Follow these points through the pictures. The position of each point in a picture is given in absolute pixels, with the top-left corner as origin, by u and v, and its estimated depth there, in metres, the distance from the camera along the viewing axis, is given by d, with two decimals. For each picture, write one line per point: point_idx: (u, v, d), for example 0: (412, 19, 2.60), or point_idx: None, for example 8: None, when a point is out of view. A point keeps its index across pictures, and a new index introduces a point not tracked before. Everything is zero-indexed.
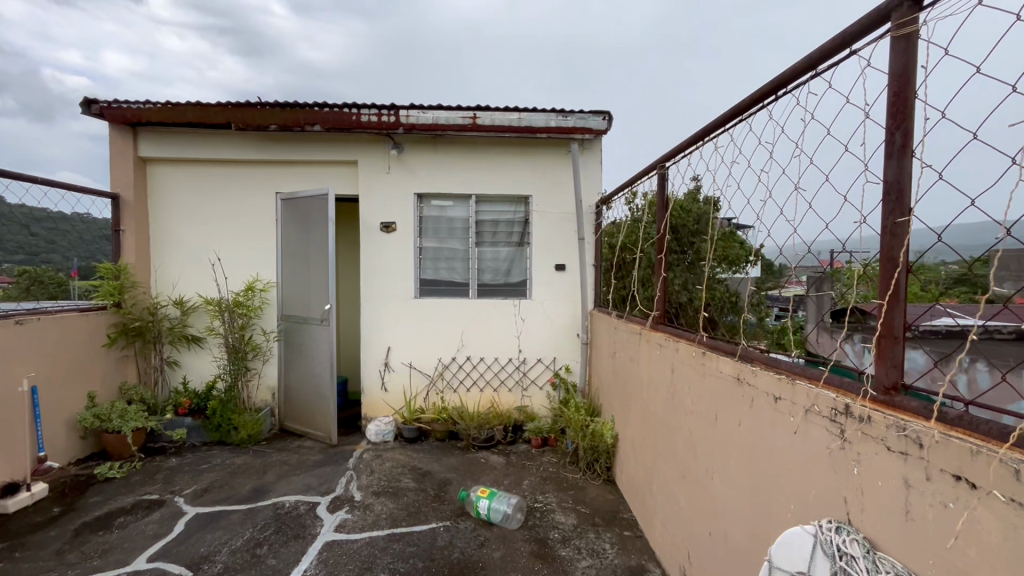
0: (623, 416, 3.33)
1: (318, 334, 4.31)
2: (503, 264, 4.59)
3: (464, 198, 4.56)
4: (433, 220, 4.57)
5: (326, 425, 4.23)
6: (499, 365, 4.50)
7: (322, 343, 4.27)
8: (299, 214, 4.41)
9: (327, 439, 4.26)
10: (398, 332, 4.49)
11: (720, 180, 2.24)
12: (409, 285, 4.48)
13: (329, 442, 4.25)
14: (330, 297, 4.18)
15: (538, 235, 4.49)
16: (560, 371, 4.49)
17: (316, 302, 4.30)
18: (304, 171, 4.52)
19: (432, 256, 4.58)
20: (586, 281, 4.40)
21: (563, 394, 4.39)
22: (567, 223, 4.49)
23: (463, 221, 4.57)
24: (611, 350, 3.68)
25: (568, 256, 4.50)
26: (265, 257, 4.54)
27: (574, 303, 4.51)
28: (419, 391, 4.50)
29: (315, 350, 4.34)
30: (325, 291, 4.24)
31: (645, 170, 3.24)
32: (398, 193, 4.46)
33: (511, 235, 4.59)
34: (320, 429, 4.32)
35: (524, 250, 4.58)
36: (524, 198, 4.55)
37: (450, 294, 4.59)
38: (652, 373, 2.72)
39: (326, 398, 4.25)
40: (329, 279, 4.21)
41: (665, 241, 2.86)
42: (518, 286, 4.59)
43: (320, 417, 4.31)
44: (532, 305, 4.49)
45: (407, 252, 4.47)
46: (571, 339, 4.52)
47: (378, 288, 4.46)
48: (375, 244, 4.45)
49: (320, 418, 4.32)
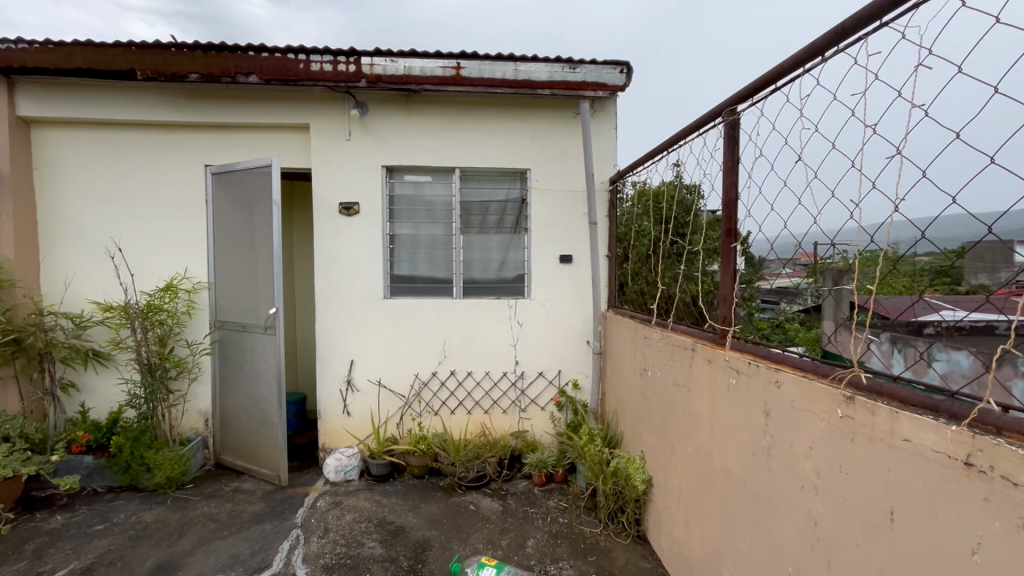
0: (663, 458, 2.48)
1: (261, 345, 3.40)
2: (491, 257, 3.70)
3: (445, 172, 3.64)
4: (407, 199, 3.65)
5: (276, 460, 3.35)
6: (491, 381, 3.62)
7: (272, 357, 3.38)
8: (237, 192, 3.47)
9: (277, 478, 3.37)
10: (363, 343, 3.57)
11: (854, 114, 1.36)
12: (378, 283, 3.57)
13: (279, 482, 3.35)
14: (274, 299, 3.31)
15: (539, 219, 3.61)
16: (567, 388, 3.64)
17: (261, 305, 3.39)
18: (241, 138, 3.54)
19: (408, 248, 3.67)
20: (599, 275, 3.53)
21: (571, 416, 3.56)
22: (575, 205, 3.61)
23: (444, 202, 3.67)
24: (638, 365, 2.85)
25: (577, 244, 3.62)
26: (193, 246, 3.56)
27: (583, 302, 3.64)
28: (391, 416, 3.60)
29: (256, 368, 3.43)
30: (272, 289, 3.34)
31: (690, 127, 2.32)
32: (362, 165, 3.53)
33: (503, 218, 3.70)
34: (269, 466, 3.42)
35: (522, 236, 3.69)
36: (522, 171, 3.66)
37: (429, 293, 3.69)
38: (724, 412, 1.87)
39: (273, 426, 3.36)
40: (276, 274, 3.30)
41: (733, 220, 1.99)
42: (511, 285, 3.70)
43: (266, 451, 3.42)
44: (532, 306, 3.62)
45: (370, 242, 3.55)
46: (581, 347, 3.65)
47: (341, 285, 3.54)
48: (334, 230, 3.52)
49: (265, 452, 3.43)
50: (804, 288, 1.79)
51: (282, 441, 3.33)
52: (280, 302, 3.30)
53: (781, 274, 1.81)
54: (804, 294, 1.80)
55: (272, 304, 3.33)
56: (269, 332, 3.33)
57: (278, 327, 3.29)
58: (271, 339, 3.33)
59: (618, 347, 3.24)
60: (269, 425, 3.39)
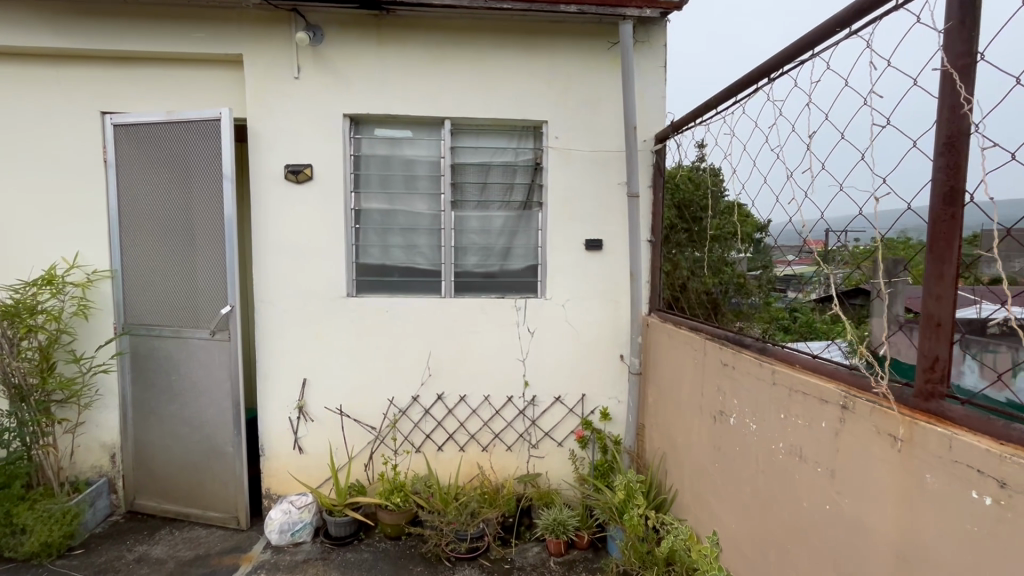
0: (761, 562, 1.56)
1: (201, 354, 2.51)
2: (492, 241, 2.76)
3: (432, 125, 2.69)
4: (379, 163, 2.70)
5: (233, 499, 2.55)
6: (492, 408, 2.70)
7: (211, 371, 2.50)
8: (149, 148, 2.54)
9: (235, 521, 2.58)
10: (319, 357, 2.66)
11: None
12: (341, 276, 2.64)
13: (238, 525, 2.58)
14: (228, 294, 2.46)
15: (558, 190, 2.65)
16: (593, 417, 2.72)
17: (198, 303, 2.50)
18: (150, 75, 2.58)
19: (381, 229, 2.72)
20: (639, 267, 2.59)
21: (599, 457, 2.65)
22: (608, 172, 2.66)
23: (429, 166, 2.71)
24: (711, 405, 1.92)
25: (611, 224, 2.67)
26: (87, 223, 2.62)
27: (616, 303, 2.70)
28: (358, 455, 2.68)
29: (194, 385, 2.54)
30: (222, 282, 2.49)
31: (839, 20, 1.33)
32: (317, 113, 2.57)
33: (507, 187, 2.75)
34: (218, 509, 2.60)
35: (533, 213, 2.74)
36: (536, 125, 2.71)
37: (409, 290, 2.74)
38: (954, 551, 0.95)
39: (228, 456, 2.54)
40: (231, 258, 2.45)
41: (962, 171, 1.00)
42: (520, 279, 2.77)
43: (214, 489, 2.58)
44: (547, 308, 2.69)
45: (329, 219, 2.61)
46: (612, 364, 2.72)
47: (290, 279, 2.62)
48: (282, 203, 2.59)
49: (213, 490, 2.59)
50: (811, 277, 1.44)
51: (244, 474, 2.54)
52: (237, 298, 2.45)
53: (786, 261, 1.55)
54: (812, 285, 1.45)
55: (225, 302, 2.46)
56: (219, 338, 2.47)
57: (235, 329, 2.45)
58: (223, 346, 2.47)
59: (671, 373, 2.32)
60: (217, 457, 2.56)
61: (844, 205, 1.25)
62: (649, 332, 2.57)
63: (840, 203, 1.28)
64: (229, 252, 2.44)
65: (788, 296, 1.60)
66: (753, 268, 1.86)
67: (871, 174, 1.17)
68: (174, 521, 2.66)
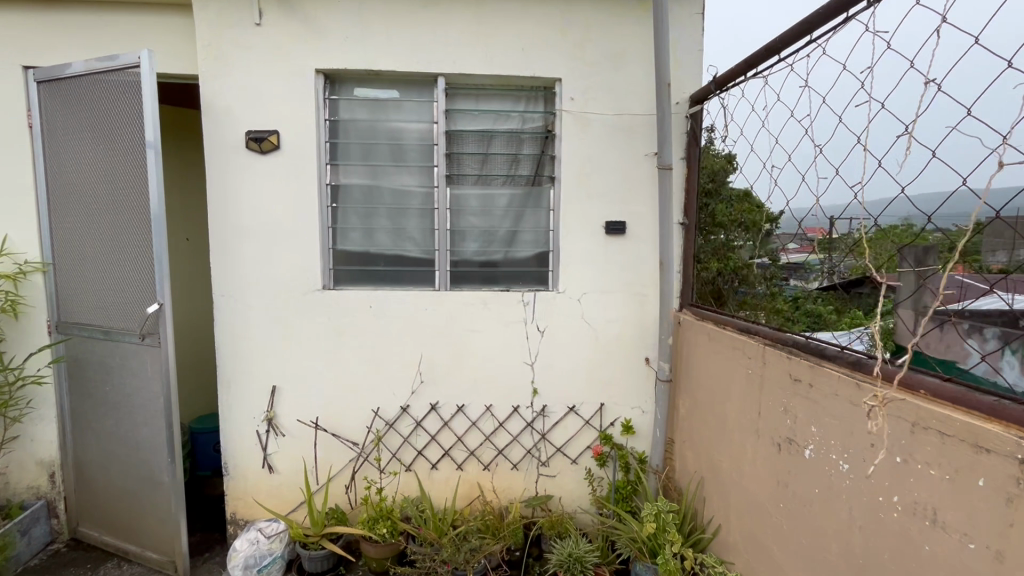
0: None
1: (135, 361, 2.05)
2: (495, 224, 2.34)
3: (423, 85, 2.25)
4: (359, 129, 2.26)
5: (168, 541, 2.10)
6: (495, 420, 2.31)
7: (145, 383, 2.04)
8: (76, 107, 2.08)
9: (171, 567, 2.13)
10: (291, 360, 2.25)
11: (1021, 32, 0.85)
12: (314, 265, 2.22)
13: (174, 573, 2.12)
14: (157, 289, 1.94)
15: (573, 162, 2.23)
16: (612, 430, 2.33)
17: (130, 298, 2.04)
18: (80, 22, 2.13)
19: (363, 209, 2.29)
20: (670, 255, 2.17)
21: (620, 478, 2.26)
22: (633, 140, 2.23)
23: (419, 134, 2.27)
24: (772, 429, 1.52)
25: (636, 203, 2.25)
26: (9, 200, 2.18)
27: (641, 297, 2.29)
28: (338, 475, 2.28)
29: (130, 399, 2.09)
30: (150, 274, 1.99)
31: None
32: (283, 68, 2.13)
33: (512, 160, 2.32)
34: (157, 549, 2.16)
35: (542, 190, 2.32)
36: (547, 85, 2.27)
37: (397, 281, 2.33)
38: None
39: (165, 487, 2.05)
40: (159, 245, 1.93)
41: None
42: (528, 269, 2.35)
43: (152, 524, 2.14)
44: (559, 302, 2.28)
45: (299, 197, 2.18)
46: (636, 369, 2.32)
47: (254, 269, 2.20)
48: (243, 177, 2.16)
49: (153, 525, 2.14)
50: (817, 265, 1.51)
51: (182, 511, 2.06)
52: (166, 293, 1.93)
53: (790, 250, 1.63)
54: (818, 272, 1.51)
55: (154, 299, 1.97)
56: (149, 343, 1.99)
57: (166, 332, 1.94)
58: (155, 354, 1.98)
59: (713, 383, 1.91)
60: (156, 488, 2.11)
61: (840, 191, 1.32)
62: (683, 333, 2.15)
63: (933, 171, 1.05)
64: (156, 234, 1.93)
65: (790, 285, 1.70)
66: (757, 256, 1.94)
67: (988, 129, 0.92)
68: (114, 556, 2.25)
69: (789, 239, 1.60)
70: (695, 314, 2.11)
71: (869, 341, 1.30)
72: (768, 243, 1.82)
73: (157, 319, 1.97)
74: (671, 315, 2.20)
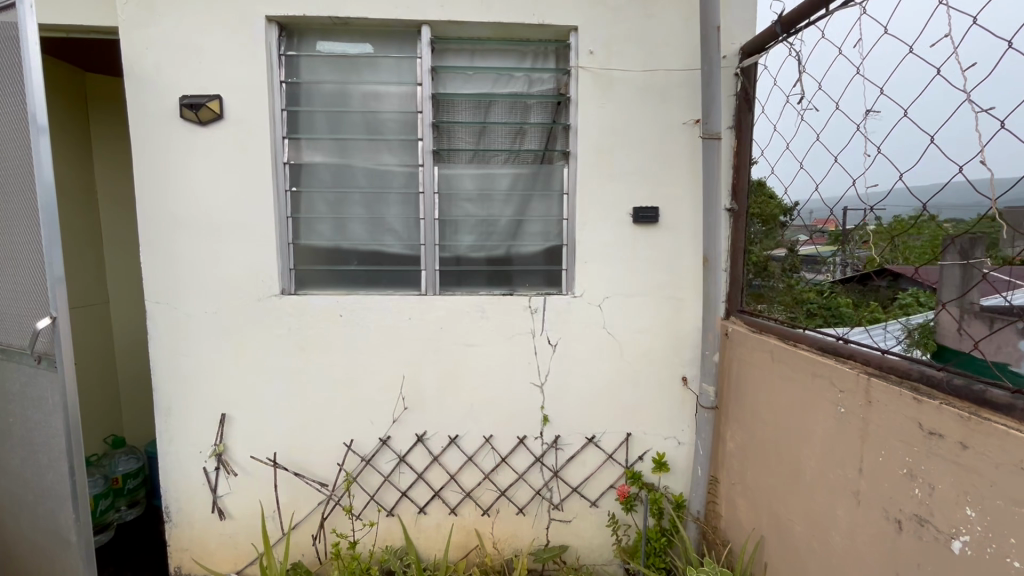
0: None
1: (34, 389, 1.65)
2: (495, 211, 1.88)
3: (404, 37, 1.79)
4: (325, 94, 1.81)
5: None
6: (496, 455, 1.87)
7: (45, 416, 1.63)
8: None
9: None
10: (244, 382, 1.82)
11: None
12: (272, 265, 1.79)
13: None
14: (48, 298, 1.54)
15: (592, 133, 1.78)
16: (640, 466, 1.89)
17: (25, 309, 1.63)
18: None
19: (332, 194, 1.85)
20: (717, 250, 1.71)
21: (653, 527, 1.82)
22: (668, 105, 1.77)
23: (400, 99, 1.82)
24: (888, 498, 1.07)
25: (671, 185, 1.80)
26: None
27: (677, 302, 1.84)
28: (305, 522, 1.87)
29: (33, 434, 1.69)
30: (44, 279, 1.57)
31: None
32: (223, 15, 1.68)
33: (516, 132, 1.86)
34: None
35: (553, 170, 1.86)
36: (559, 37, 1.81)
37: (375, 283, 1.89)
38: None
39: (75, 546, 1.64)
40: (50, 243, 1.51)
41: None
42: (537, 268, 1.90)
43: None
44: (575, 308, 1.83)
45: (251, 179, 1.75)
46: (671, 390, 1.88)
47: (197, 270, 1.77)
48: (180, 154, 1.72)
49: None
50: (829, 258, 1.30)
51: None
52: (60, 304, 1.52)
53: (799, 242, 1.42)
54: (830, 267, 1.30)
55: (47, 311, 1.55)
56: (46, 366, 1.59)
57: (59, 352, 1.55)
58: (53, 380, 1.59)
59: (783, 420, 1.45)
60: (67, 546, 1.68)
61: (837, 177, 1.22)
62: (735, 350, 1.69)
63: None
64: (42, 227, 1.51)
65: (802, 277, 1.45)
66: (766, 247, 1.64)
67: None
68: None
69: (796, 230, 1.43)
70: (753, 327, 1.63)
71: (905, 339, 1.09)
72: (778, 233, 1.56)
73: (52, 337, 1.55)
74: (717, 327, 1.74)
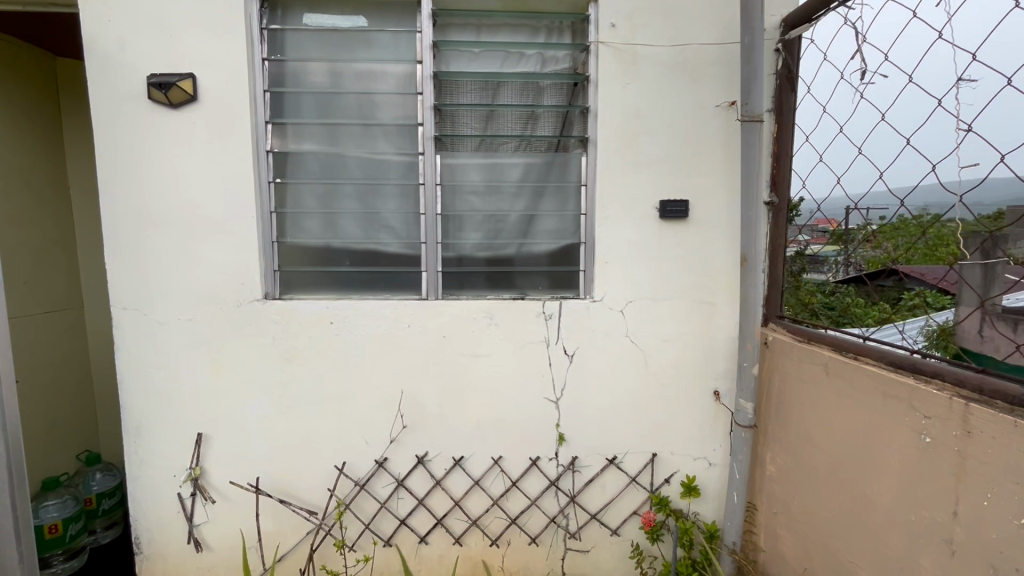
0: None
1: None
2: (503, 206, 1.68)
3: (401, 10, 1.59)
4: (314, 73, 1.61)
5: None
6: (506, 478, 1.67)
7: None
8: None
9: None
10: (223, 399, 1.63)
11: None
12: (254, 266, 1.59)
13: None
14: None
15: (614, 118, 1.58)
16: (667, 491, 1.69)
17: None
18: None
19: (321, 187, 1.65)
20: (758, 249, 1.50)
21: (683, 560, 1.62)
22: (699, 85, 1.57)
23: (397, 80, 1.62)
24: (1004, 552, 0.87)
25: (703, 175, 1.60)
26: None
27: (709, 307, 1.64)
28: (293, 554, 1.67)
29: None
30: None
31: None
32: None
33: (527, 117, 1.66)
34: None
35: (568, 160, 1.67)
36: (576, 9, 1.61)
37: (370, 287, 1.69)
38: None
39: None
40: None
41: None
42: (550, 269, 1.70)
43: None
44: (594, 314, 1.63)
45: (229, 169, 1.55)
46: (702, 406, 1.68)
47: (170, 272, 1.57)
48: (149, 141, 1.52)
49: None
50: (833, 258, 1.33)
51: None
52: None
53: (805, 243, 1.44)
54: (834, 266, 1.32)
55: None
56: None
57: None
58: None
59: (844, 446, 1.24)
60: None
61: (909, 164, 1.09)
62: (778, 363, 1.48)
63: None
64: None
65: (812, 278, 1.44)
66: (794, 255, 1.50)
67: None
68: None
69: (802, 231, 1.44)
70: (801, 337, 1.43)
71: (922, 338, 1.06)
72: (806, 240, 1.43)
73: None
74: (756, 336, 1.54)
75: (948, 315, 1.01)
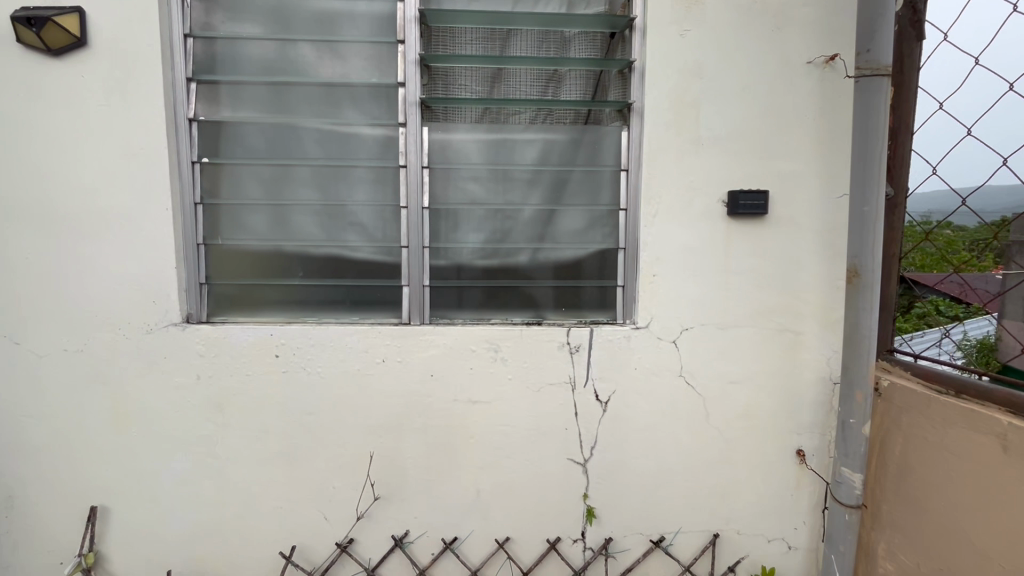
0: None
1: None
2: (514, 198, 1.25)
3: None
4: (255, 12, 1.17)
5: None
6: (515, 567, 1.24)
7: None
8: None
9: None
10: (127, 459, 1.19)
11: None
12: (169, 279, 1.15)
13: None
14: None
15: (666, 79, 1.15)
16: None
17: None
18: None
19: (267, 170, 1.21)
20: (871, 259, 1.07)
21: None
22: (785, 32, 1.14)
23: (370, 24, 1.18)
24: None
25: (787, 158, 1.17)
26: None
27: (793, 338, 1.20)
28: None
29: None
30: None
31: None
32: None
33: (547, 77, 1.23)
34: None
35: (601, 136, 1.23)
36: None
37: (332, 307, 1.25)
38: None
39: None
40: None
41: None
42: (576, 284, 1.27)
43: None
44: (636, 348, 1.20)
45: (132, 144, 1.11)
46: (781, 472, 1.24)
47: (49, 285, 1.13)
48: (18, 103, 1.09)
49: None
50: None
51: None
52: None
53: None
54: None
55: None
56: None
57: None
58: None
59: None
60: None
61: None
62: (906, 425, 1.06)
63: None
64: None
65: None
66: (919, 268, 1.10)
67: None
68: None
69: None
70: (945, 389, 1.01)
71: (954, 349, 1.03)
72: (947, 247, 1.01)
73: None
74: (869, 382, 1.10)
75: (988, 327, 0.97)
